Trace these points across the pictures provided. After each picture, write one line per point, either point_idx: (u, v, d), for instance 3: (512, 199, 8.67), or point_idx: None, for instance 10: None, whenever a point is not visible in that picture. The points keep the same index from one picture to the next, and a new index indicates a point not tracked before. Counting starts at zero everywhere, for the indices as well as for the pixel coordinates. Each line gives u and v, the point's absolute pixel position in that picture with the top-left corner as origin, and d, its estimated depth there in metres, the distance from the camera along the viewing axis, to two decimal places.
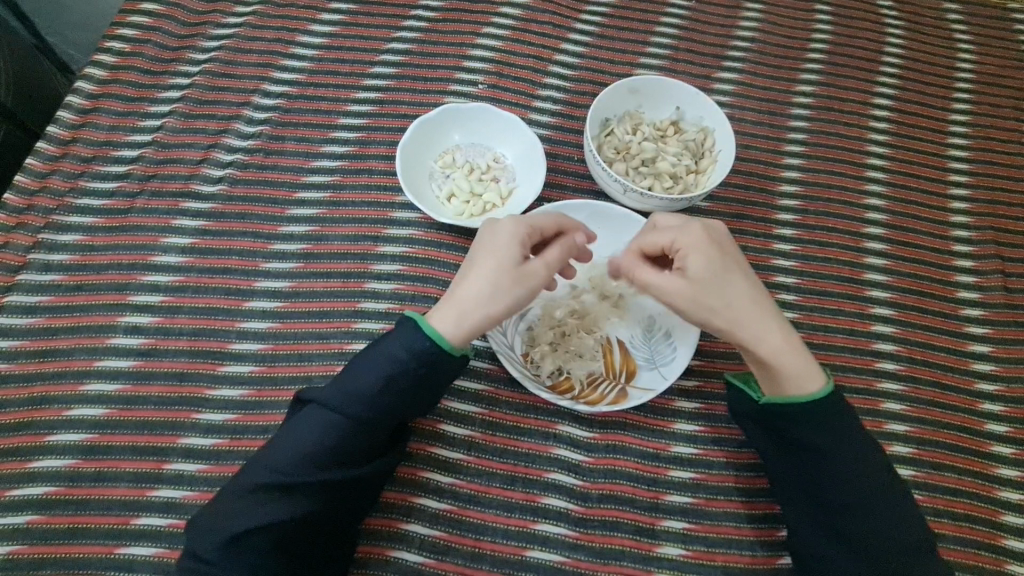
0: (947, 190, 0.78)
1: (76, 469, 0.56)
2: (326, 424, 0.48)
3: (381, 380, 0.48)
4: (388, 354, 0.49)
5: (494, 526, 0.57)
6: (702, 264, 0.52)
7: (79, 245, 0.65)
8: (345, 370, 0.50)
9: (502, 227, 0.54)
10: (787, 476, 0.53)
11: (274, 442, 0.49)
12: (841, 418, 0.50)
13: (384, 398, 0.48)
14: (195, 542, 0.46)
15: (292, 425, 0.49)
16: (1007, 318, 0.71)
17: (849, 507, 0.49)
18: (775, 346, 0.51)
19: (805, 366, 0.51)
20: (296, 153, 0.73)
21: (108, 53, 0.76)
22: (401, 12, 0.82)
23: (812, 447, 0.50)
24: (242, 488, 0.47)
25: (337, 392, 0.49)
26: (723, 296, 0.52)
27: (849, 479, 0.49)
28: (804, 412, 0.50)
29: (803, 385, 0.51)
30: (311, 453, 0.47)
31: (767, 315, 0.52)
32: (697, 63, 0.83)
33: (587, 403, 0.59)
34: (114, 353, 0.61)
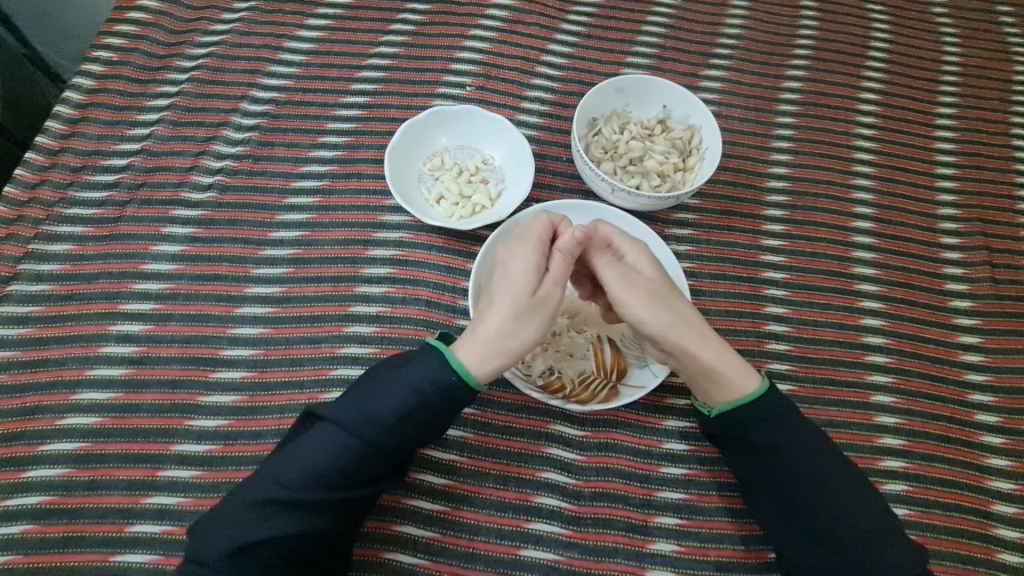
0: (934, 182, 0.78)
1: (69, 478, 0.56)
2: (341, 447, 0.47)
3: (400, 409, 0.48)
4: (408, 382, 0.48)
5: (488, 526, 0.57)
6: (651, 271, 0.56)
7: (70, 255, 0.65)
8: (362, 390, 0.50)
9: (517, 251, 0.55)
10: (751, 480, 0.53)
11: (286, 453, 0.49)
12: (784, 411, 0.52)
13: (401, 427, 0.48)
14: (196, 545, 0.46)
15: (305, 439, 0.49)
16: (995, 308, 0.72)
17: (813, 501, 0.49)
18: (717, 352, 0.53)
19: (745, 372, 0.53)
20: (285, 159, 0.73)
21: (96, 62, 0.76)
22: (388, 16, 0.82)
23: (766, 446, 0.51)
24: (250, 500, 0.47)
25: (355, 416, 0.48)
26: (669, 300, 0.54)
27: (805, 471, 0.50)
28: (753, 412, 0.51)
29: (739, 390, 0.52)
30: (322, 473, 0.47)
31: (701, 322, 0.54)
32: (684, 60, 0.83)
33: (578, 401, 0.59)
34: (106, 362, 0.61)
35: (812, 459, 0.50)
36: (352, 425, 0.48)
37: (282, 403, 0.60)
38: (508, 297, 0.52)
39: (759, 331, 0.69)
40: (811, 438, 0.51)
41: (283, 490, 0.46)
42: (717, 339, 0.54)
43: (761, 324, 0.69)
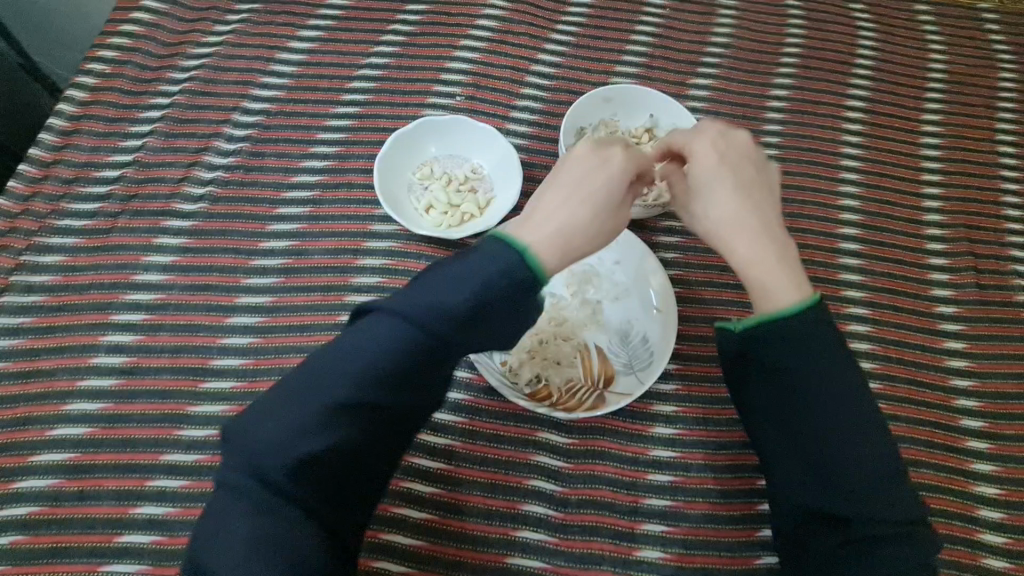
0: (919, 189, 0.79)
1: (59, 489, 0.56)
2: (404, 340, 0.42)
3: (471, 302, 0.43)
4: (484, 270, 0.44)
5: (475, 534, 0.57)
6: (696, 171, 0.55)
7: (61, 266, 0.66)
8: (423, 282, 0.44)
9: (613, 153, 0.54)
10: (761, 406, 0.50)
11: (338, 346, 0.43)
12: (819, 337, 0.47)
13: (471, 319, 0.43)
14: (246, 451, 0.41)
15: (362, 328, 0.43)
16: (980, 314, 0.72)
17: (823, 433, 0.46)
18: (757, 252, 0.51)
19: (795, 284, 0.49)
20: (276, 169, 0.73)
21: (89, 74, 0.77)
22: (379, 27, 0.83)
23: (788, 368, 0.47)
24: (302, 402, 0.41)
25: (421, 304, 0.43)
26: (711, 198, 0.54)
27: (823, 402, 0.46)
28: (780, 334, 0.47)
29: (768, 296, 0.50)
30: (384, 366, 0.42)
31: (751, 225, 0.52)
32: (672, 69, 0.84)
33: (565, 409, 0.60)
34: (96, 373, 0.61)
35: (833, 392, 0.46)
36: (419, 313, 0.42)
37: None
38: (597, 194, 0.52)
39: None
40: (844, 371, 0.47)
41: (338, 387, 0.41)
42: (769, 245, 0.52)
43: None
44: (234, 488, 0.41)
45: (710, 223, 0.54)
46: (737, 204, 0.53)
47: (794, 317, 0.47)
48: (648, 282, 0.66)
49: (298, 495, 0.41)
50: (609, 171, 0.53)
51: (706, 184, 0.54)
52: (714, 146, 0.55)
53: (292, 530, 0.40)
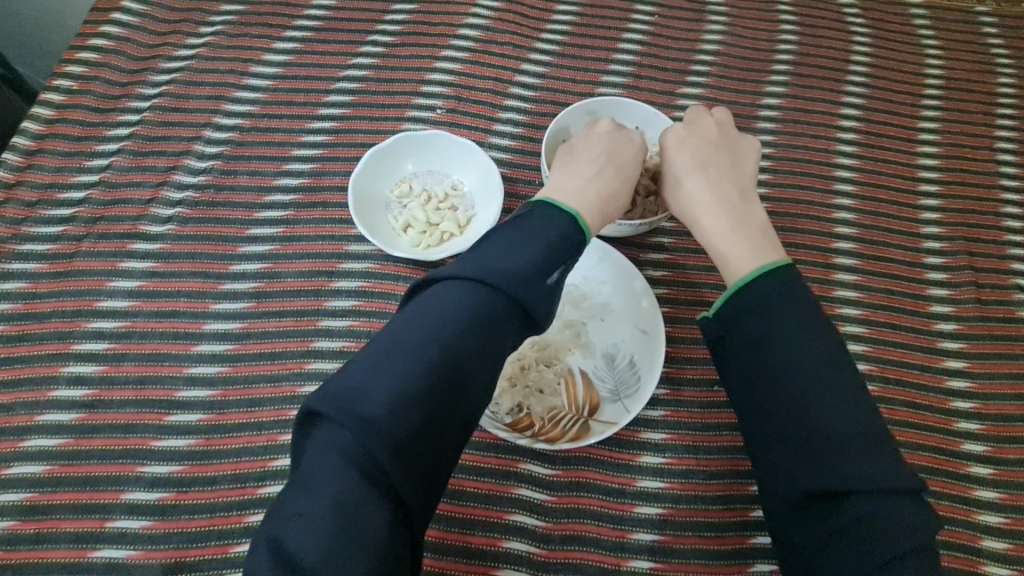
0: (916, 200, 0.76)
1: (14, 532, 0.54)
2: (477, 300, 0.43)
3: (532, 261, 0.46)
4: (537, 237, 0.48)
5: (454, 574, 0.55)
6: (671, 163, 0.61)
7: (22, 294, 0.63)
8: (484, 249, 0.47)
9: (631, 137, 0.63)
10: (739, 388, 0.49)
11: (407, 321, 0.43)
12: (787, 298, 0.47)
13: (535, 279, 0.45)
14: (326, 432, 0.38)
15: (428, 302, 0.44)
16: (981, 331, 0.70)
17: (801, 402, 0.45)
18: (714, 225, 0.57)
19: (755, 253, 0.53)
20: (248, 188, 0.71)
21: (56, 91, 0.74)
22: (358, 38, 0.80)
23: (760, 337, 0.47)
24: (381, 359, 0.41)
25: (485, 268, 0.45)
26: (685, 186, 0.60)
27: (799, 366, 0.45)
28: (747, 300, 0.49)
29: (726, 263, 0.55)
30: (460, 328, 0.42)
31: (710, 202, 0.58)
32: (661, 78, 0.82)
33: (547, 440, 0.57)
34: (56, 407, 0.58)
35: (806, 353, 0.45)
36: (486, 275, 0.44)
37: (239, 446, 0.58)
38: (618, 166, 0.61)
39: None
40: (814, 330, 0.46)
41: (416, 355, 0.41)
42: (725, 217, 0.57)
43: None
44: (313, 471, 0.38)
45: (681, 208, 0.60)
46: (699, 185, 0.59)
47: (755, 283, 0.49)
48: (636, 304, 0.64)
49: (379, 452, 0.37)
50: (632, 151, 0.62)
51: (673, 173, 0.61)
52: (679, 136, 0.62)
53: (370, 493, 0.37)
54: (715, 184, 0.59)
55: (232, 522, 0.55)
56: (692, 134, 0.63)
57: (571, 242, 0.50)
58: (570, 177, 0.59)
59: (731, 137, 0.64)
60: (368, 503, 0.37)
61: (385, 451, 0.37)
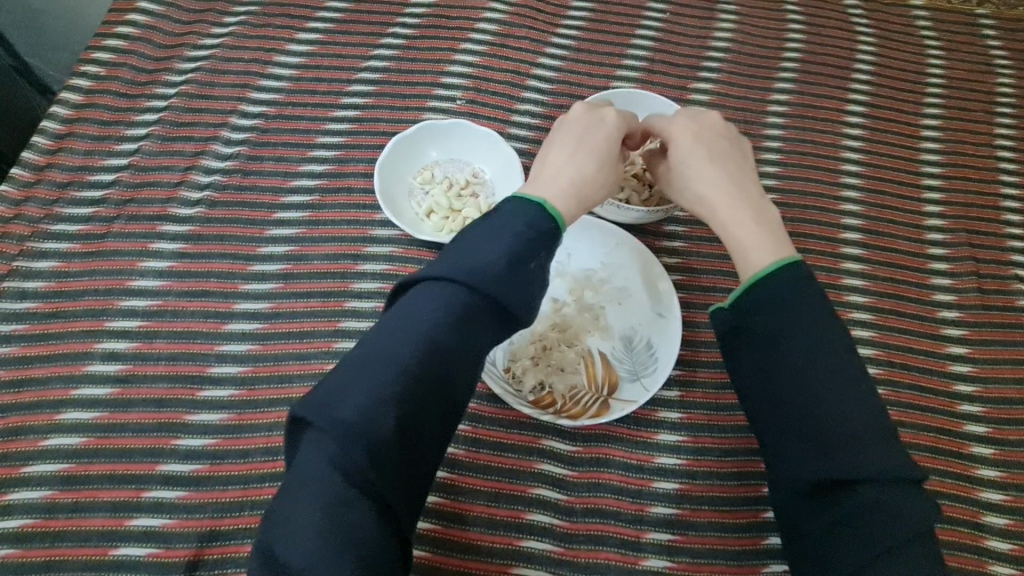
0: (920, 194, 0.79)
1: (52, 501, 0.55)
2: (449, 301, 0.44)
3: (505, 255, 0.46)
4: (508, 230, 0.48)
5: (479, 545, 0.56)
6: (674, 149, 0.60)
7: (55, 272, 0.65)
8: (457, 247, 0.48)
9: (605, 114, 0.61)
10: (753, 380, 0.49)
11: (385, 326, 0.44)
12: (801, 297, 0.48)
13: (508, 274, 0.46)
14: (310, 437, 0.40)
15: (405, 305, 0.45)
16: (983, 319, 0.72)
17: (814, 399, 0.45)
18: (734, 216, 0.56)
19: (776, 246, 0.52)
20: (274, 173, 0.72)
21: (84, 77, 0.76)
22: (379, 29, 0.82)
23: (774, 333, 0.47)
24: (363, 364, 0.42)
25: (459, 266, 0.45)
26: (692, 174, 0.58)
27: (811, 365, 0.46)
28: (763, 296, 0.49)
29: (747, 255, 0.53)
30: (434, 330, 0.43)
31: (727, 195, 0.57)
32: (673, 73, 0.84)
33: (569, 417, 0.59)
34: (91, 381, 0.60)
35: (820, 353, 0.46)
36: (458, 276, 0.45)
37: (271, 420, 0.60)
38: (577, 142, 0.59)
39: None
40: (823, 326, 0.47)
41: (394, 358, 0.42)
42: (744, 211, 0.55)
43: None
44: (299, 477, 0.39)
45: (698, 200, 0.58)
46: (709, 173, 0.58)
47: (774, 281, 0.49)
48: (653, 288, 0.66)
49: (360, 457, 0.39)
50: (604, 130, 0.60)
51: (685, 163, 0.59)
52: (689, 126, 0.60)
53: (351, 497, 0.38)
54: (729, 176, 0.58)
55: (264, 494, 0.57)
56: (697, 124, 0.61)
57: (547, 231, 0.50)
58: (546, 167, 0.59)
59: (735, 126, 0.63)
60: (356, 502, 0.38)
61: (368, 452, 0.39)
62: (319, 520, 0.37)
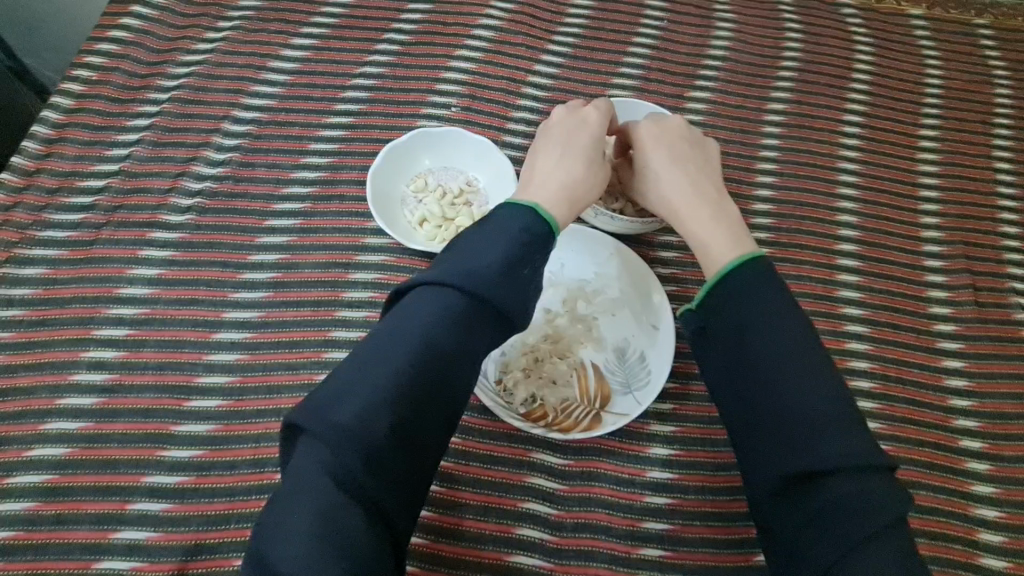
0: (916, 205, 0.78)
1: (36, 512, 0.54)
2: (447, 306, 0.44)
3: (503, 260, 0.46)
4: (505, 234, 0.48)
5: (468, 560, 0.56)
6: (640, 152, 0.61)
7: (42, 279, 0.64)
8: (452, 252, 0.48)
9: (589, 114, 0.62)
10: (722, 378, 0.49)
11: (383, 330, 0.44)
12: (761, 288, 0.49)
13: (504, 280, 0.46)
14: (303, 440, 0.39)
15: (404, 310, 0.45)
16: (979, 332, 0.72)
17: (781, 389, 0.45)
18: (696, 215, 0.57)
19: (736, 242, 0.53)
20: (266, 180, 0.72)
21: (75, 81, 0.75)
22: (374, 35, 0.82)
23: (739, 326, 0.48)
24: (359, 368, 0.42)
25: (454, 270, 0.46)
26: (657, 174, 0.60)
27: (777, 355, 0.46)
28: (724, 290, 0.50)
29: (708, 254, 0.54)
30: (430, 333, 0.43)
31: (690, 195, 0.58)
32: (669, 82, 0.83)
33: (560, 430, 0.58)
34: (77, 390, 0.59)
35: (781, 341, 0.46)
36: (453, 279, 0.45)
37: (259, 431, 0.59)
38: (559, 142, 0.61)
39: None
40: (783, 317, 0.47)
41: (390, 362, 0.42)
42: (706, 209, 0.57)
43: None
44: (293, 482, 0.39)
45: (663, 203, 0.59)
46: (673, 173, 0.59)
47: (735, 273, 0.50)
48: (647, 300, 0.65)
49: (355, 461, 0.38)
50: (586, 130, 0.61)
51: (649, 165, 0.60)
52: (653, 130, 0.62)
53: (345, 500, 0.38)
54: (691, 177, 0.59)
55: (250, 507, 0.56)
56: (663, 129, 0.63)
57: (542, 234, 0.50)
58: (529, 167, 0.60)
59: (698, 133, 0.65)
60: (349, 506, 0.38)
61: (362, 455, 0.38)
62: (310, 524, 0.37)
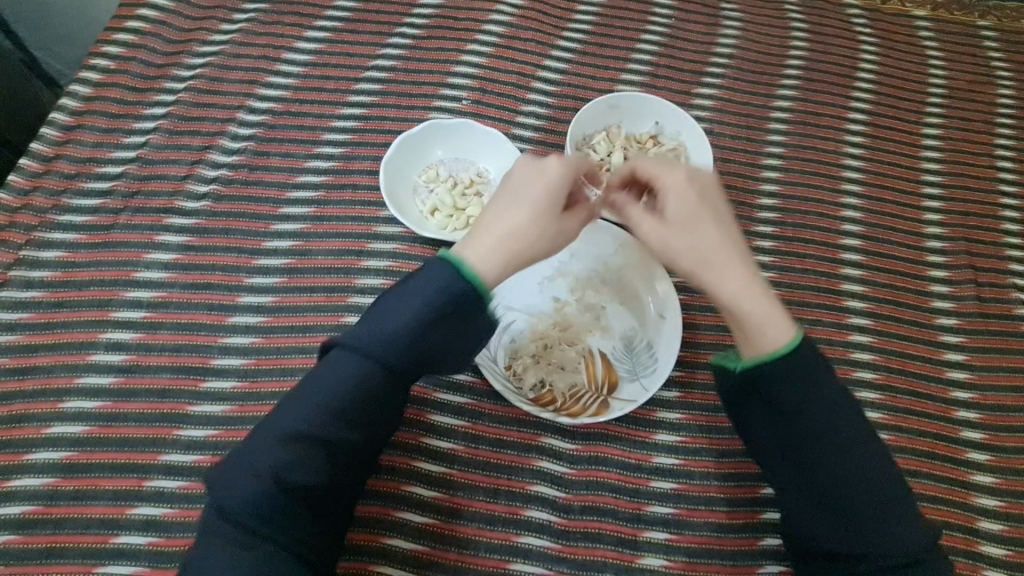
0: (920, 202, 0.80)
1: (54, 488, 0.56)
2: (358, 371, 0.46)
3: (416, 324, 0.46)
4: (423, 301, 0.46)
5: (477, 540, 0.57)
6: (678, 204, 0.52)
7: (61, 262, 0.65)
8: (369, 313, 0.48)
9: (549, 166, 0.53)
10: (772, 443, 0.50)
11: (301, 386, 0.46)
12: (817, 371, 0.48)
13: (417, 343, 0.46)
14: (213, 488, 0.43)
15: (322, 367, 0.47)
16: (980, 326, 0.73)
17: (838, 468, 0.47)
18: (740, 289, 0.50)
19: (785, 320, 0.49)
20: (280, 169, 0.73)
21: (93, 70, 0.76)
22: (387, 29, 0.83)
23: (798, 407, 0.47)
24: (272, 433, 0.44)
25: (368, 337, 0.46)
26: (692, 236, 0.51)
27: (837, 438, 0.47)
28: (779, 373, 0.48)
29: (765, 330, 0.49)
30: (339, 398, 0.45)
31: (736, 264, 0.51)
32: (677, 78, 0.85)
33: (569, 415, 0.59)
34: (95, 370, 0.61)
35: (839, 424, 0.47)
36: (365, 347, 0.46)
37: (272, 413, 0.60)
38: (531, 198, 0.52)
39: None
40: (837, 398, 0.47)
41: (298, 422, 0.44)
42: (753, 283, 0.50)
43: None
44: (208, 541, 0.42)
45: (698, 267, 0.51)
46: (710, 236, 0.51)
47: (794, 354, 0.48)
48: (653, 289, 0.66)
49: (264, 523, 0.42)
50: (553, 187, 0.52)
51: (693, 224, 0.51)
52: (691, 183, 0.53)
53: (258, 555, 0.41)
54: (732, 241, 0.52)
55: None
56: (693, 176, 0.53)
57: (469, 296, 0.46)
58: (494, 229, 0.51)
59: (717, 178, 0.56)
60: (254, 554, 0.41)
61: (263, 508, 0.42)
62: (219, 569, 0.40)
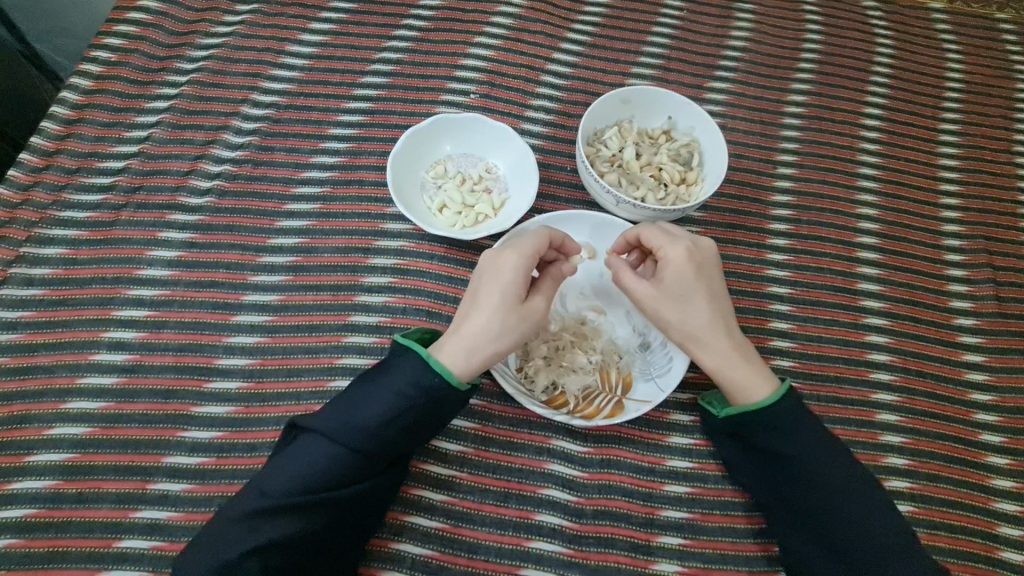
0: (937, 199, 0.78)
1: (56, 490, 0.55)
2: (326, 455, 0.48)
3: (384, 414, 0.49)
4: (391, 388, 0.50)
5: (487, 544, 0.56)
6: (674, 278, 0.55)
7: (63, 259, 0.64)
8: (344, 399, 0.51)
9: (505, 261, 0.54)
10: (763, 486, 0.55)
11: (271, 466, 0.50)
12: (800, 420, 0.53)
13: (384, 431, 0.49)
14: (189, 561, 0.46)
15: (292, 450, 0.50)
16: (999, 327, 0.72)
17: (832, 512, 0.50)
18: (724, 361, 0.55)
19: (759, 380, 0.54)
20: (285, 164, 0.71)
21: (94, 62, 0.75)
22: (393, 21, 0.81)
23: (779, 453, 0.52)
24: (243, 512, 0.47)
25: (340, 424, 0.49)
26: (688, 309, 0.55)
27: (819, 482, 0.51)
28: (767, 421, 0.53)
29: (748, 395, 0.54)
30: (309, 481, 0.48)
31: (722, 335, 0.55)
32: (689, 72, 0.83)
33: (583, 417, 0.58)
34: (97, 370, 0.60)
35: (830, 474, 0.51)
36: (335, 434, 0.49)
37: (278, 414, 0.59)
38: (494, 296, 0.52)
39: (764, 346, 0.68)
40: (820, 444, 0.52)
41: (266, 502, 0.47)
42: (741, 355, 0.55)
43: (765, 339, 0.69)
44: None
45: (695, 339, 0.55)
46: (704, 306, 0.55)
47: (774, 409, 0.53)
48: None
49: None
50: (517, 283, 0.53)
51: (684, 296, 0.54)
52: (690, 256, 0.55)
53: None
54: (720, 311, 0.55)
55: None
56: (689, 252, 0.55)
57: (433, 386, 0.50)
58: (467, 329, 0.52)
59: (706, 243, 0.56)
60: None
61: None
62: None
